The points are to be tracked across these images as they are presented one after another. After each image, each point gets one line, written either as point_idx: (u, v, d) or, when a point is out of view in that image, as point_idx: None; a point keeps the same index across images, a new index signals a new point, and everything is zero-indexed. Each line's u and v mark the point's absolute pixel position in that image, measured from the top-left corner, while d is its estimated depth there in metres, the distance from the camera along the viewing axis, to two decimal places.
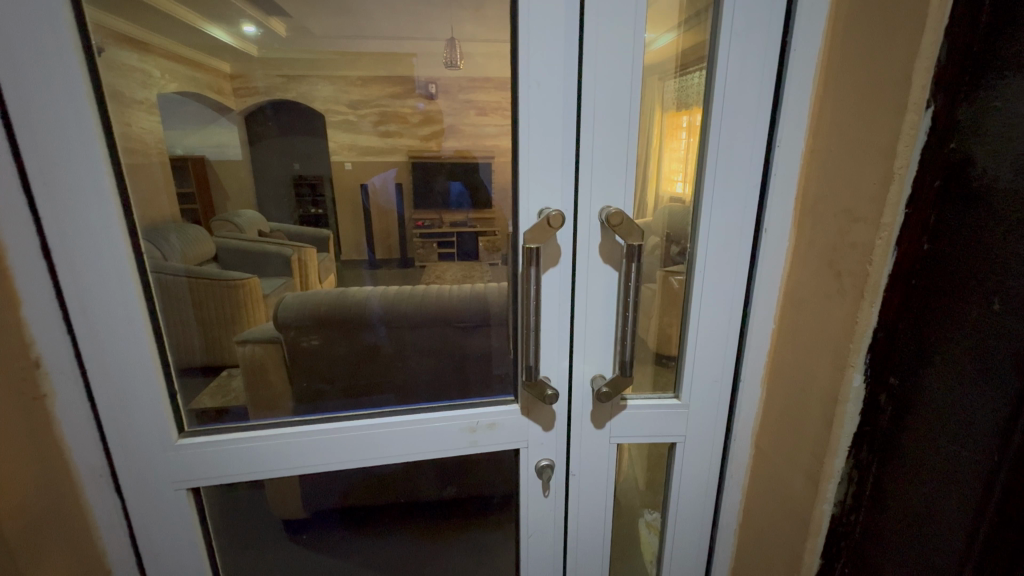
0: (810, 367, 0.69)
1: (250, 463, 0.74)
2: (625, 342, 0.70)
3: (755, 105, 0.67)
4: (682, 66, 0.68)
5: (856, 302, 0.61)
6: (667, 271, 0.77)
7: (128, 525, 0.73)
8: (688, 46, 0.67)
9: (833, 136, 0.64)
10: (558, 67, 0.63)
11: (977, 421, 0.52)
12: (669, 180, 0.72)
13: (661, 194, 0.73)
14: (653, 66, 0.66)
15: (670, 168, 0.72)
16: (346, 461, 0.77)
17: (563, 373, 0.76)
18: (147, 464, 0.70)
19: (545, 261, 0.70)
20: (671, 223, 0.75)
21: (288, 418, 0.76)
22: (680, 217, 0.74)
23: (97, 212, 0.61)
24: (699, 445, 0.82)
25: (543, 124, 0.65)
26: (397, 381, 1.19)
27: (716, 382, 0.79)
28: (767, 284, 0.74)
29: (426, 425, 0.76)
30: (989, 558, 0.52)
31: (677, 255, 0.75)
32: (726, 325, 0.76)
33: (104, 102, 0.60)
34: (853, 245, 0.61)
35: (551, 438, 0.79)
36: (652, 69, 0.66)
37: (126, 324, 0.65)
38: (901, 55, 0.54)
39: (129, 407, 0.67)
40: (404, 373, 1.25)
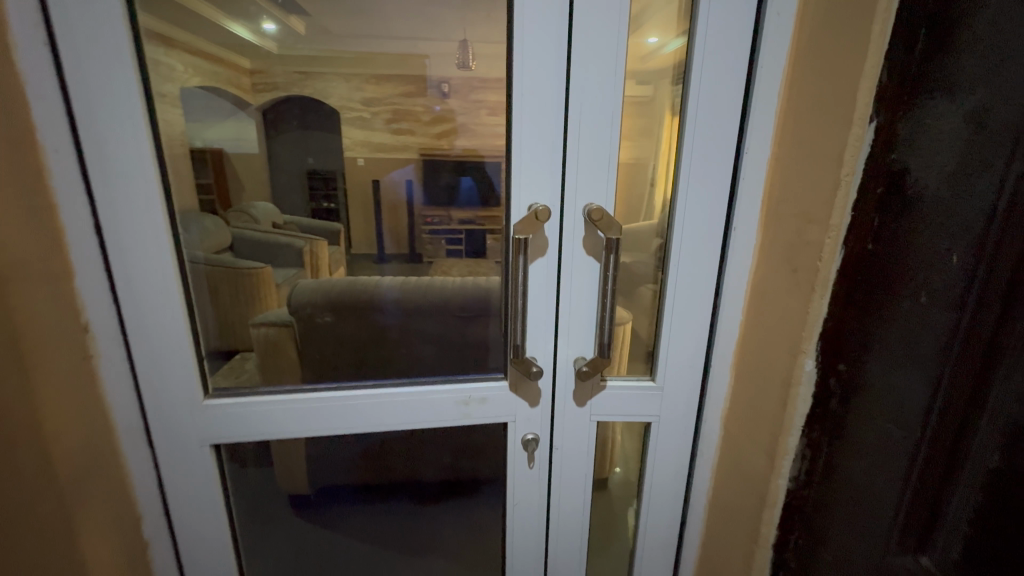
0: (771, 355, 0.76)
1: (265, 425, 0.82)
2: (604, 326, 0.77)
3: (726, 116, 0.74)
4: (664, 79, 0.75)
5: (808, 294, 0.68)
6: (653, 266, 0.84)
7: (157, 474, 0.82)
8: (670, 59, 0.74)
9: (794, 146, 0.70)
10: (547, 77, 0.71)
11: (906, 401, 0.59)
12: (663, 183, 0.79)
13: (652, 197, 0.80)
14: (641, 74, 0.74)
15: (667, 171, 0.78)
16: (350, 428, 0.85)
17: (548, 354, 0.83)
18: (177, 420, 0.80)
19: (533, 252, 0.78)
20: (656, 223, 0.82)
21: (295, 387, 0.84)
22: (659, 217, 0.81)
23: (144, 195, 0.70)
24: (672, 426, 0.89)
25: (534, 127, 0.73)
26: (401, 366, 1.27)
27: (689, 369, 0.86)
28: (736, 278, 0.81)
29: (422, 397, 0.84)
30: (912, 520, 0.59)
31: (659, 253, 0.83)
32: (698, 315, 0.83)
33: (149, 95, 0.69)
34: (807, 243, 0.68)
35: (537, 414, 0.87)
36: (636, 78, 0.74)
37: (164, 293, 0.74)
38: (848, 75, 0.61)
39: (165, 368, 0.77)
40: (406, 358, 1.35)
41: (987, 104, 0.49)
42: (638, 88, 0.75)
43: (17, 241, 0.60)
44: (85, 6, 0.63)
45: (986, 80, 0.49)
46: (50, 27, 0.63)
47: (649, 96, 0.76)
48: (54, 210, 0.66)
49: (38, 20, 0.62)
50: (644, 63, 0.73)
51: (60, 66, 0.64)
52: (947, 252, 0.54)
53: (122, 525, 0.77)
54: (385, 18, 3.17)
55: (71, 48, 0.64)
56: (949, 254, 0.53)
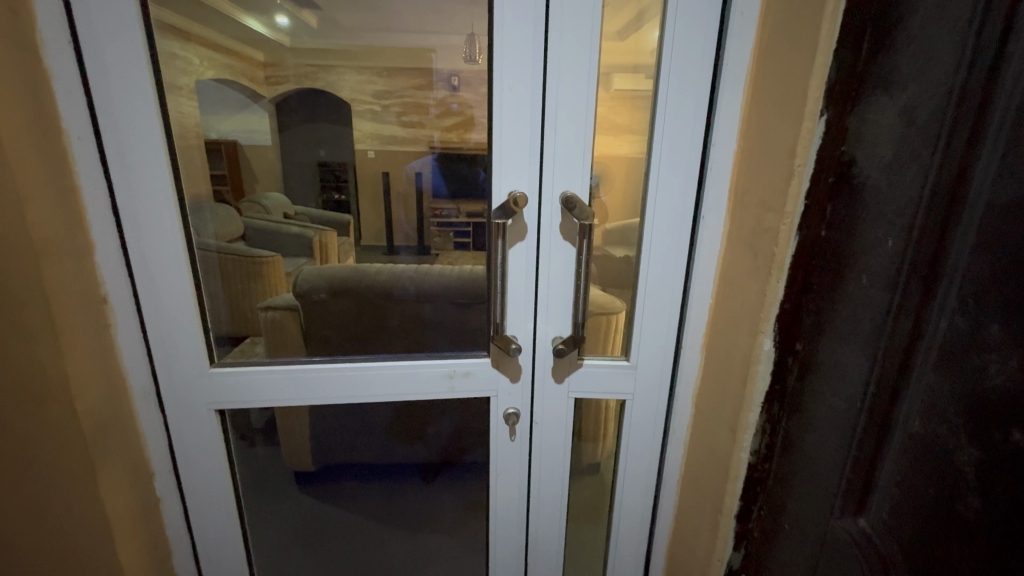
0: (733, 336, 0.81)
1: (265, 392, 0.89)
2: (578, 307, 0.83)
3: (694, 108, 0.79)
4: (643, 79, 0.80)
5: (767, 277, 0.73)
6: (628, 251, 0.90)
7: (168, 435, 0.90)
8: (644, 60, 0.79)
9: (756, 138, 0.75)
10: (528, 73, 0.76)
11: (850, 376, 0.63)
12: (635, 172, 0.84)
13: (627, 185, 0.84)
14: (648, 69, 0.79)
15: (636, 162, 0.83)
16: (341, 398, 0.91)
17: (528, 333, 0.89)
18: (186, 387, 0.87)
19: (513, 236, 0.83)
20: (631, 209, 0.86)
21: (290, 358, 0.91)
22: (634, 204, 0.86)
23: (156, 179, 0.77)
24: (644, 403, 0.94)
25: (513, 120, 0.78)
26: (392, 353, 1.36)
27: (659, 349, 0.91)
28: (704, 263, 0.85)
29: (408, 370, 0.90)
30: (851, 487, 0.63)
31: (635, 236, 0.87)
32: (669, 297, 0.88)
33: (161, 88, 0.75)
34: (765, 230, 0.73)
35: (518, 389, 0.93)
36: (643, 70, 0.79)
37: (174, 270, 0.81)
38: (802, 73, 0.66)
39: (176, 338, 0.84)
40: (394, 340, 1.44)
41: (914, 98, 0.53)
42: (648, 83, 0.80)
43: (45, 219, 0.67)
44: (103, 6, 0.70)
45: (914, 77, 0.53)
46: (73, 26, 0.70)
47: (629, 89, 0.80)
48: (78, 191, 0.73)
49: (62, 21, 0.69)
50: (652, 58, 0.78)
51: (82, 61, 0.71)
52: (884, 236, 0.58)
53: (137, 480, 0.85)
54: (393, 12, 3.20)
55: (93, 45, 0.70)
56: (885, 239, 0.57)
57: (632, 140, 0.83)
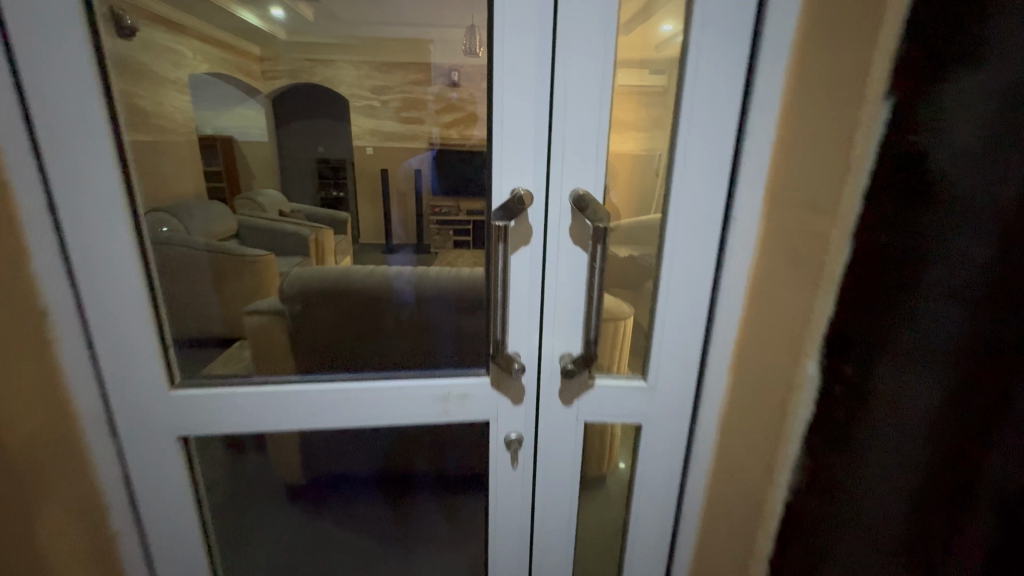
0: (772, 357, 0.69)
1: (233, 420, 0.77)
2: (590, 322, 0.73)
3: (727, 92, 0.69)
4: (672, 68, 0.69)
5: (815, 289, 0.62)
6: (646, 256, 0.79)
7: (124, 466, 0.78)
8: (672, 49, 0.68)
9: (800, 127, 0.64)
10: (529, 61, 0.66)
11: (918, 412, 0.51)
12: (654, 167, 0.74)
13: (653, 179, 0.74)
14: (655, 64, 0.69)
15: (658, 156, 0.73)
16: (315, 425, 0.79)
17: (533, 350, 0.78)
18: (143, 412, 0.76)
19: (516, 240, 0.73)
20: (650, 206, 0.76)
21: (256, 377, 0.79)
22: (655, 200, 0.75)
23: (100, 175, 0.66)
24: (664, 426, 0.84)
25: (517, 107, 0.68)
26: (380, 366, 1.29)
27: (682, 366, 0.81)
28: (734, 271, 0.75)
29: (398, 392, 0.79)
30: (921, 541, 0.52)
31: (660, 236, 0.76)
32: (693, 309, 0.78)
33: (107, 70, 0.64)
34: (812, 234, 0.62)
35: (520, 412, 0.82)
36: (648, 66, 0.69)
37: (125, 280, 0.70)
38: (863, 48, 0.54)
39: (130, 358, 0.73)
40: (389, 353, 1.37)
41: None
42: (653, 78, 0.70)
43: None
44: None
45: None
46: None
47: (634, 86, 0.70)
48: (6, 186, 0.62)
49: None
50: (660, 54, 0.69)
51: (7, 34, 0.60)
52: (975, 242, 0.46)
53: (84, 516, 0.74)
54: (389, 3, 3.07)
55: (20, 15, 0.59)
56: (978, 245, 0.45)
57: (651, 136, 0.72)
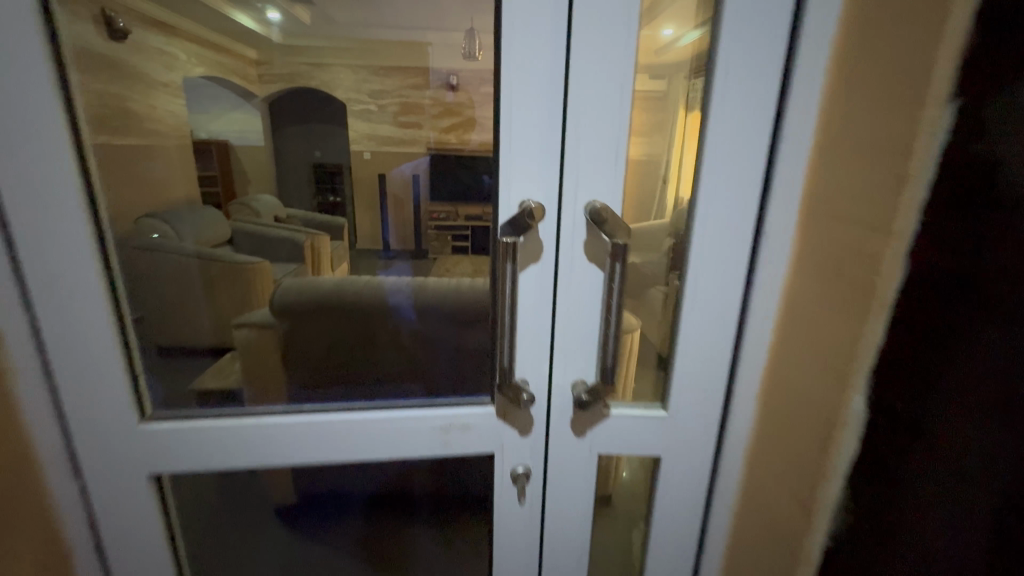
0: (809, 388, 0.62)
1: (209, 456, 0.69)
2: (607, 349, 0.66)
3: (763, 94, 0.62)
4: (694, 69, 0.62)
5: (862, 316, 0.54)
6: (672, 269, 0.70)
7: (89, 510, 0.70)
8: (697, 49, 0.62)
9: (846, 133, 0.57)
10: (540, 59, 0.59)
11: (996, 463, 0.43)
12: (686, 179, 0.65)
13: (675, 195, 0.66)
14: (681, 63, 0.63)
15: (687, 165, 0.65)
16: (303, 460, 0.72)
17: (543, 377, 0.71)
18: (109, 450, 0.67)
19: (525, 258, 0.66)
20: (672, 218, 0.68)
21: (236, 408, 0.71)
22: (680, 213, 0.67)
23: (57, 186, 0.58)
24: (685, 461, 0.76)
25: (527, 111, 0.61)
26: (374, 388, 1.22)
27: (706, 397, 0.73)
28: (765, 291, 0.68)
29: (394, 424, 0.72)
30: None
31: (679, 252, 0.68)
32: (719, 336, 0.70)
33: (65, 68, 0.57)
34: (860, 253, 0.55)
35: (528, 444, 0.75)
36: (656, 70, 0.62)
37: (86, 304, 0.62)
38: (925, 43, 0.47)
39: (95, 390, 0.65)
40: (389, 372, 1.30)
41: None
42: (653, 84, 0.63)
43: None
44: None
45: None
46: None
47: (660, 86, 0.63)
48: None
49: None
50: (661, 58, 0.62)
51: None
52: None
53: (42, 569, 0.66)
54: (387, 6, 3.01)
55: None
56: None
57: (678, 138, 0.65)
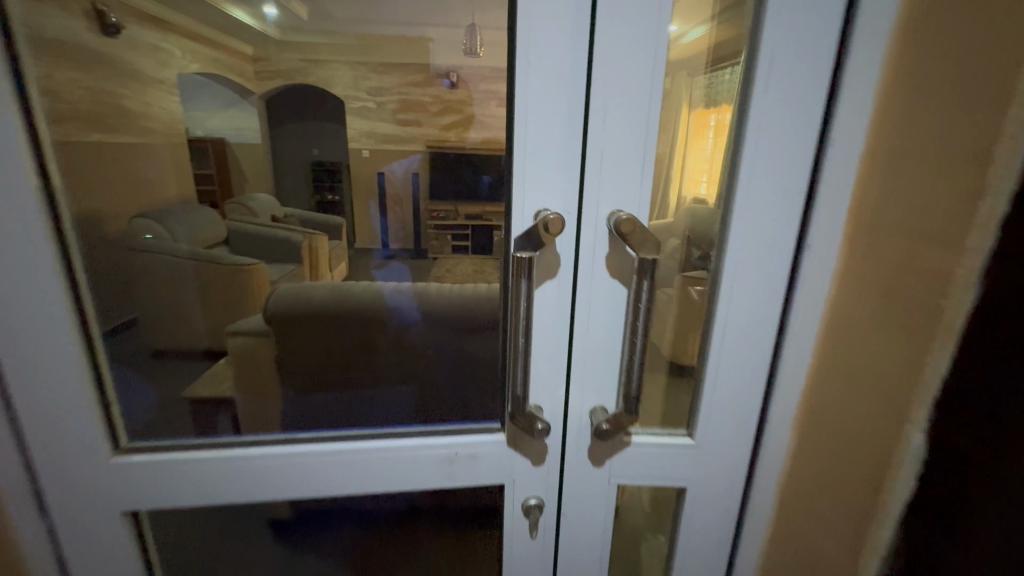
0: (855, 419, 0.56)
1: (190, 491, 0.63)
2: (631, 377, 0.59)
3: (810, 90, 0.54)
4: (714, 60, 0.56)
5: (926, 342, 0.49)
6: (688, 277, 0.63)
7: (58, 552, 0.63)
8: (722, 39, 0.55)
9: (903, 137, 0.50)
10: (560, 54, 0.53)
11: None
12: (693, 180, 0.60)
13: (683, 195, 0.61)
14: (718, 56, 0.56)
15: (694, 168, 0.60)
16: (296, 495, 0.65)
17: (558, 402, 0.65)
18: (79, 486, 0.61)
19: (540, 272, 0.59)
20: (694, 226, 0.61)
21: (220, 439, 0.64)
22: (705, 220, 0.61)
23: (11, 197, 0.51)
24: (712, 492, 0.70)
25: (545, 110, 0.54)
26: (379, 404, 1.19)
27: (736, 425, 0.67)
28: (805, 313, 0.61)
29: (395, 456, 0.65)
30: None
31: (699, 260, 0.62)
32: (753, 360, 0.64)
33: (18, 64, 0.50)
34: (921, 272, 0.49)
35: (541, 475, 0.69)
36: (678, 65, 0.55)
37: (48, 327, 0.55)
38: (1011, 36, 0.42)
39: (60, 421, 0.58)
40: (392, 392, 1.26)
41: None
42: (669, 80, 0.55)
43: None
44: None
45: None
46: None
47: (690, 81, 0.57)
48: None
49: None
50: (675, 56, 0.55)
51: None
52: None
53: None
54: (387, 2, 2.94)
55: None
56: None
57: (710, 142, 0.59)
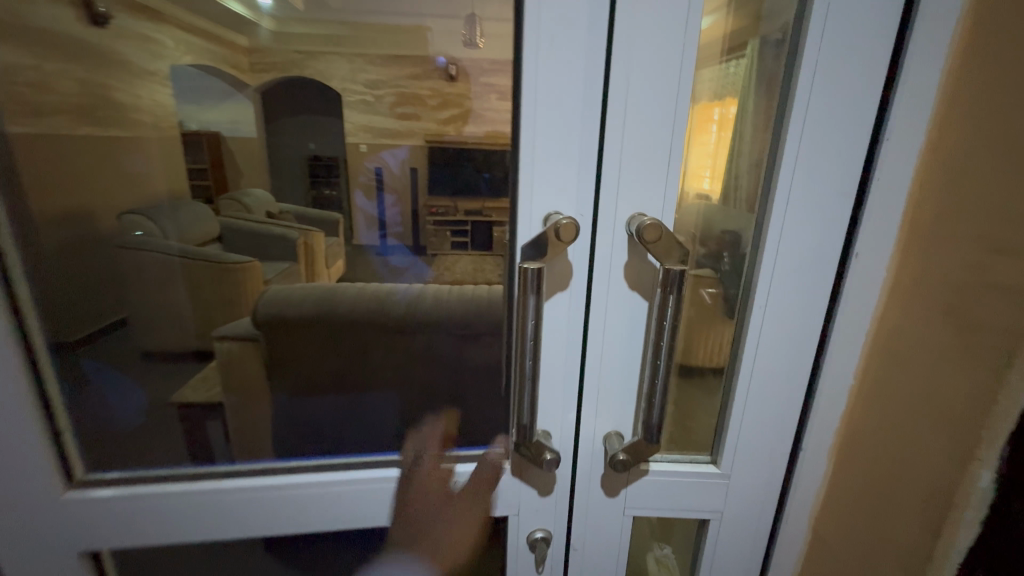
0: (908, 450, 0.49)
1: (156, 528, 0.57)
2: (653, 403, 0.52)
3: (864, 76, 0.47)
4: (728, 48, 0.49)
5: (997, 369, 0.41)
6: (695, 276, 0.56)
7: None
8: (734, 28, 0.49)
9: (978, 129, 0.44)
10: (575, 32, 0.45)
11: None
12: (695, 175, 0.52)
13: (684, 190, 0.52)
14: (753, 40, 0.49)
15: (697, 162, 0.51)
16: (278, 529, 0.59)
17: (569, 428, 0.59)
18: (32, 524, 0.55)
19: (551, 284, 0.52)
20: (706, 224, 0.54)
21: (214, 467, 0.58)
22: (717, 216, 0.54)
23: None
24: (738, 524, 0.63)
25: (557, 98, 0.47)
26: (363, 424, 1.16)
27: (767, 453, 0.60)
28: (850, 327, 0.54)
29: (386, 487, 0.59)
30: None
31: (703, 257, 0.55)
32: (789, 380, 0.57)
33: None
34: (995, 285, 0.41)
35: (549, 506, 0.62)
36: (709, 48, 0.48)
37: None
38: None
39: (5, 453, 0.52)
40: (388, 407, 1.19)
41: None
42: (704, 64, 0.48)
43: None
44: None
45: None
46: None
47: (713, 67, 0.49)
48: None
49: None
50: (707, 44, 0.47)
51: None
52: None
53: None
54: None
55: None
56: None
57: (729, 136, 0.51)
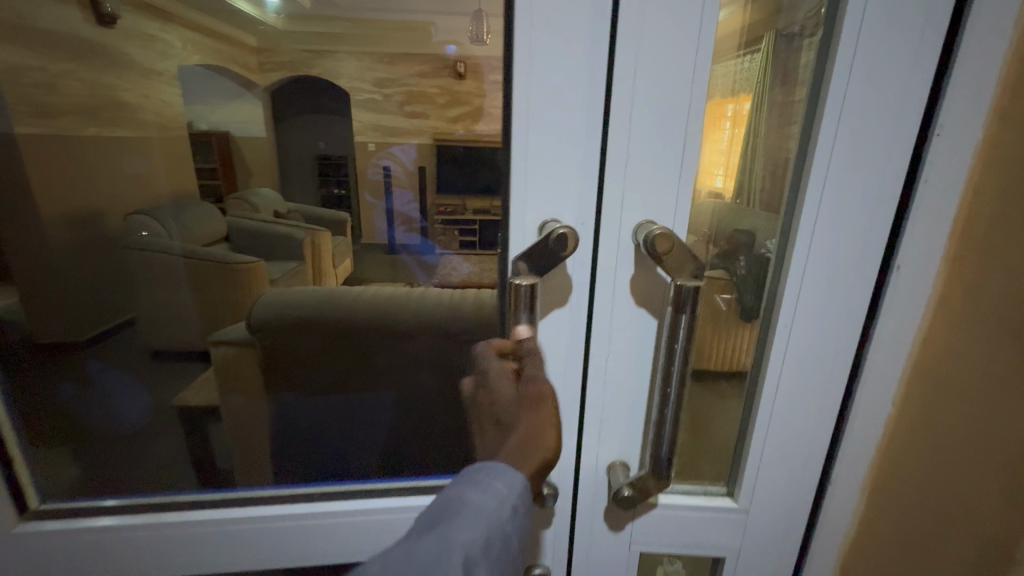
0: (956, 487, 0.42)
1: (119, 558, 0.54)
2: (662, 434, 0.46)
3: (912, 62, 0.41)
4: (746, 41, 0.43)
5: None
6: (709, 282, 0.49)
7: None
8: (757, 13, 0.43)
9: None
10: (574, 14, 0.39)
11: None
12: (707, 171, 0.45)
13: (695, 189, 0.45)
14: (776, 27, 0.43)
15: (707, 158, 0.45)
16: (250, 561, 0.56)
17: (568, 458, 0.53)
18: None
19: (547, 299, 0.47)
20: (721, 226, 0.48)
21: (188, 497, 0.55)
22: (730, 215, 0.47)
23: None
24: (755, 562, 0.57)
25: (554, 90, 0.41)
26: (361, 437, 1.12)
27: (790, 486, 0.54)
28: (889, 346, 0.48)
29: (365, 519, 0.55)
30: None
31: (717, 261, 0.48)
32: (818, 406, 0.51)
33: None
34: None
35: (547, 541, 0.57)
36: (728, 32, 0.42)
37: None
38: None
39: None
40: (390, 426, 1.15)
41: None
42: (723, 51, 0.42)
43: None
44: None
45: None
46: None
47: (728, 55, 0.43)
48: None
49: None
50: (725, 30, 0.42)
51: None
52: None
53: None
54: None
55: None
56: None
57: (743, 133, 0.45)
